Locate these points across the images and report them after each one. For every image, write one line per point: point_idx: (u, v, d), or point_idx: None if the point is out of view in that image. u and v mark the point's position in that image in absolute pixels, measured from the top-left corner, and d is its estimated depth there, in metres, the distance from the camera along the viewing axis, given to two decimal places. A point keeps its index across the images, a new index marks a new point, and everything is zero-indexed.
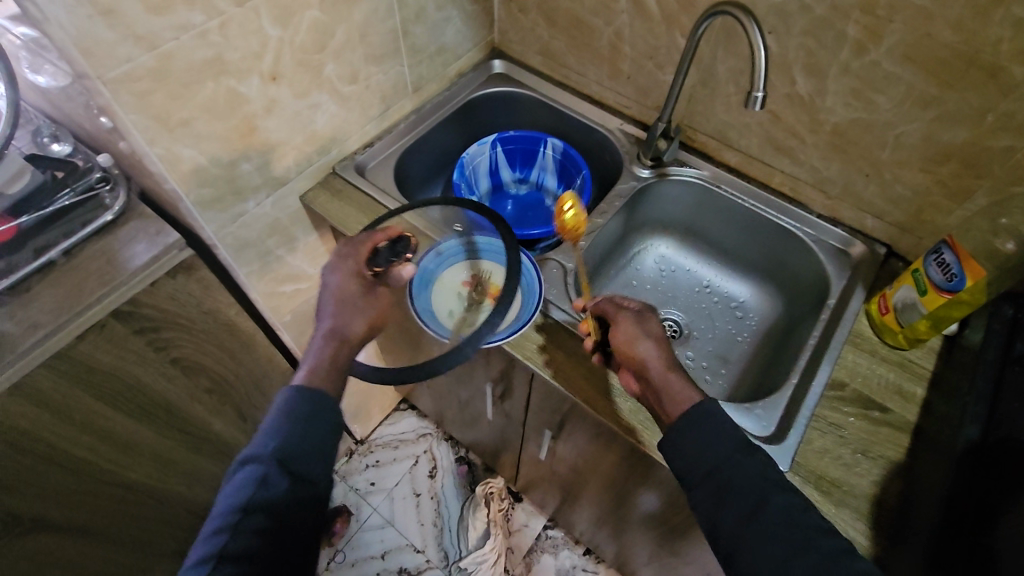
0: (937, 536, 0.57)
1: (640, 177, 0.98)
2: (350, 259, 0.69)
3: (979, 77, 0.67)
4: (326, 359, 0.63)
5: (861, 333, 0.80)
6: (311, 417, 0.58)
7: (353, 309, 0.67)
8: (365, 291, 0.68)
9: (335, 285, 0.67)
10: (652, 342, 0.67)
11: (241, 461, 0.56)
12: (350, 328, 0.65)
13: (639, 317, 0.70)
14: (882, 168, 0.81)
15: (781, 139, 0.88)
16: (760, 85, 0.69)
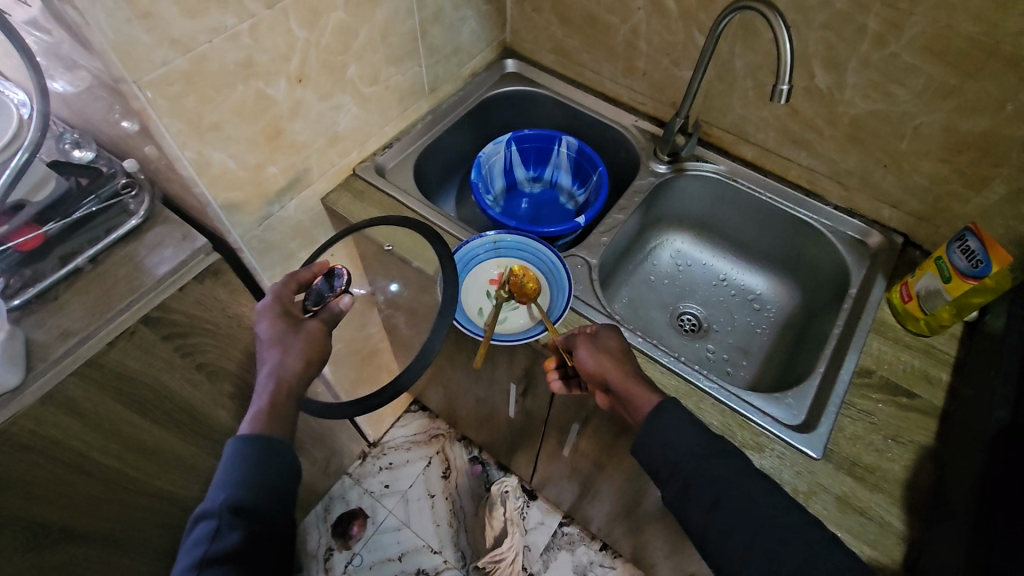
0: (975, 517, 0.58)
1: (657, 172, 0.99)
2: (274, 300, 0.69)
3: (999, 67, 0.68)
4: (267, 403, 0.61)
5: (884, 321, 0.81)
6: (259, 462, 0.58)
7: (286, 344, 0.65)
8: (296, 325, 0.67)
9: (262, 325, 0.66)
10: (608, 357, 0.70)
11: (196, 517, 0.56)
12: (285, 364, 0.63)
13: (591, 338, 0.74)
14: (900, 159, 0.83)
15: (798, 132, 0.89)
16: (786, 78, 0.70)
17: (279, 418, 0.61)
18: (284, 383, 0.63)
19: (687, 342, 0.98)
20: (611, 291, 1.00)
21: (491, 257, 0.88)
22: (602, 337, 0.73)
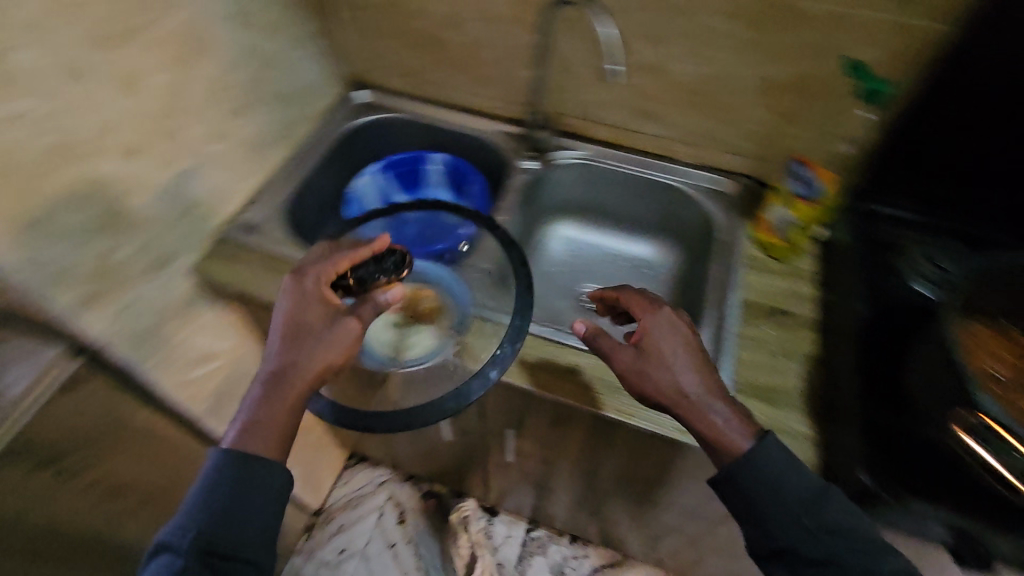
0: (868, 404, 0.68)
1: (527, 168, 1.03)
2: (313, 280, 0.67)
3: (786, 18, 0.77)
4: (275, 406, 0.60)
5: (752, 255, 0.89)
6: (236, 484, 0.56)
7: (309, 343, 0.63)
8: (329, 318, 0.65)
9: (299, 312, 0.65)
10: (672, 373, 0.63)
11: (159, 543, 0.55)
12: (304, 364, 0.62)
13: (647, 345, 0.66)
14: (732, 112, 0.90)
15: (641, 105, 0.95)
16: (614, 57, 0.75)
17: (282, 429, 0.60)
18: (300, 381, 0.61)
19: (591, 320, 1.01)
20: None
21: None
22: (662, 342, 0.65)
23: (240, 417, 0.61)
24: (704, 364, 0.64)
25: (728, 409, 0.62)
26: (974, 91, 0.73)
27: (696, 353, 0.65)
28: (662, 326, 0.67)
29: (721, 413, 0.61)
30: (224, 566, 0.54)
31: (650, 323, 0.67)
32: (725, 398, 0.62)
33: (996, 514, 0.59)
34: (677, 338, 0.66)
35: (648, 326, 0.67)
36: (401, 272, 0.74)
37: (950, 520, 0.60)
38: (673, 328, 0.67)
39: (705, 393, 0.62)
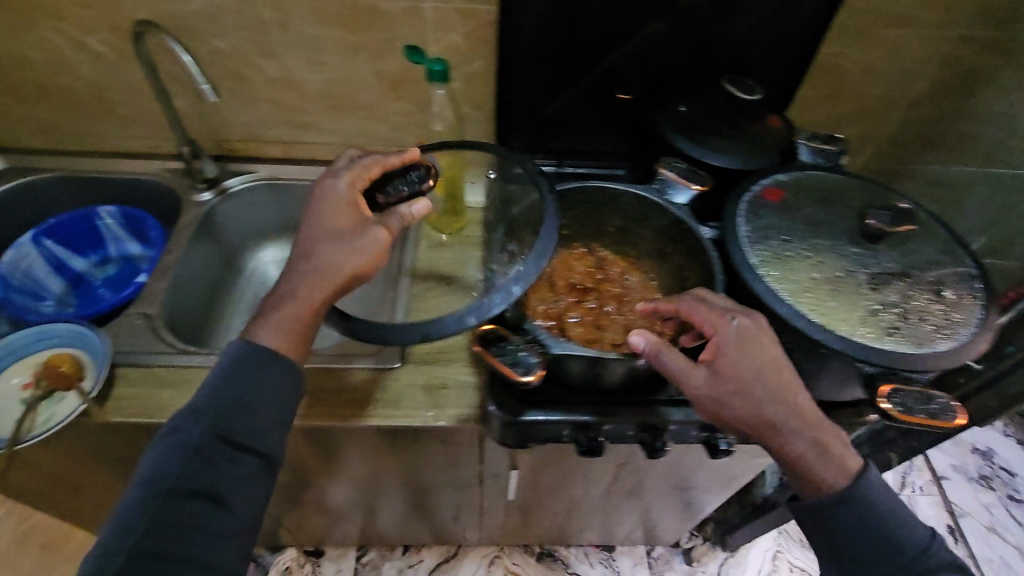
0: None
1: (203, 201, 0.99)
2: (344, 182, 0.64)
3: (369, 17, 0.84)
4: (305, 294, 0.59)
5: (426, 235, 0.96)
6: (252, 371, 0.57)
7: (340, 246, 0.60)
8: (362, 223, 0.61)
9: (324, 217, 0.61)
10: (755, 402, 0.55)
11: (176, 420, 0.56)
12: (332, 264, 0.59)
13: (725, 368, 0.56)
14: (373, 109, 0.96)
15: (292, 117, 0.98)
16: (201, 78, 0.77)
17: (298, 329, 0.59)
18: (311, 286, 0.59)
19: None
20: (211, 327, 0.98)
21: (8, 365, 0.78)
22: (740, 364, 0.56)
23: (262, 316, 0.60)
24: (798, 389, 0.56)
25: (815, 436, 0.57)
26: (533, 51, 0.87)
27: (786, 377, 0.56)
28: (741, 345, 0.56)
29: (811, 443, 0.57)
30: (232, 453, 0.55)
31: (727, 343, 0.56)
32: (815, 425, 0.56)
33: (616, 399, 0.70)
34: (771, 355, 0.56)
35: (721, 348, 0.56)
36: (425, 185, 0.66)
37: (579, 420, 0.68)
38: (756, 346, 0.56)
39: (800, 423, 0.56)
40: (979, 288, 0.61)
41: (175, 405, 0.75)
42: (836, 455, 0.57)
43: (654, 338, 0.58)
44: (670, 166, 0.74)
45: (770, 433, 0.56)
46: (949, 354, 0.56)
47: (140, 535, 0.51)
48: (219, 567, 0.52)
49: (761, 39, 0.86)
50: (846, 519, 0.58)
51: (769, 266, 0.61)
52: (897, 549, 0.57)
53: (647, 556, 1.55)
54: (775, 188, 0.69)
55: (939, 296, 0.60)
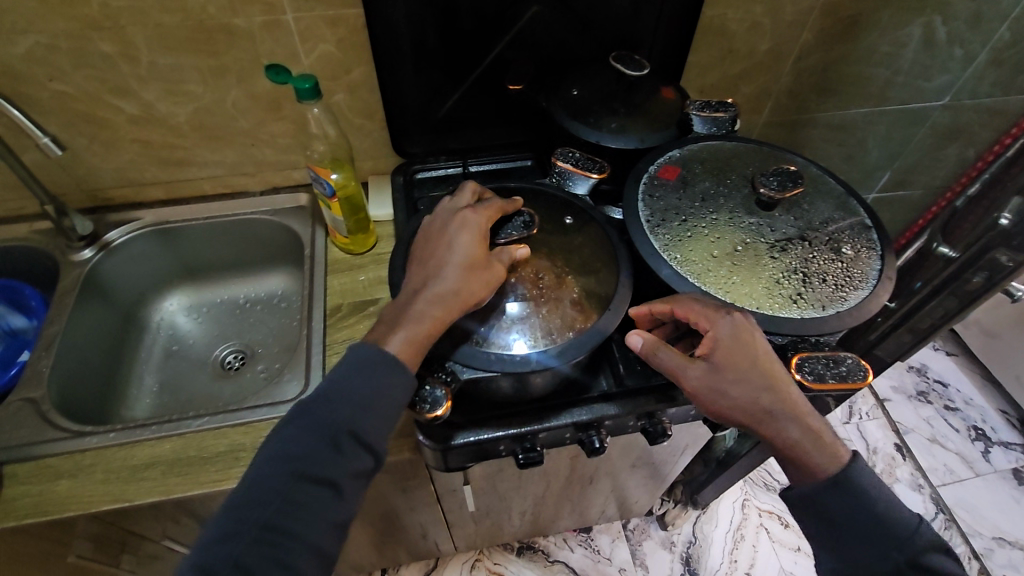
0: None
1: (84, 259, 0.90)
2: (474, 212, 0.64)
3: (225, 38, 0.77)
4: (430, 316, 0.57)
5: (336, 259, 0.91)
6: (380, 373, 0.55)
7: (466, 270, 0.59)
8: (488, 257, 0.61)
9: (453, 242, 0.61)
10: (750, 392, 0.56)
11: (303, 404, 0.54)
12: (460, 289, 0.59)
13: (721, 361, 0.57)
14: (255, 133, 0.89)
15: (168, 154, 0.89)
16: (39, 133, 0.72)
17: (420, 348, 0.57)
18: (439, 303, 0.58)
19: (233, 382, 0.94)
20: (120, 394, 0.90)
21: None
22: (739, 359, 0.56)
23: (379, 323, 0.59)
24: (788, 381, 0.57)
25: (806, 424, 0.58)
26: (413, 50, 0.81)
27: (779, 367, 0.57)
28: (738, 339, 0.56)
29: (802, 431, 0.58)
30: (350, 448, 0.53)
31: (722, 335, 0.56)
32: (804, 413, 0.58)
33: (546, 403, 0.68)
34: (765, 346, 0.57)
35: (718, 344, 0.56)
36: (530, 232, 0.66)
37: (512, 432, 0.66)
38: (749, 340, 0.56)
39: (791, 413, 0.57)
40: (872, 238, 0.65)
41: (77, 495, 0.68)
42: (827, 440, 0.59)
43: (649, 337, 0.58)
44: (565, 157, 0.74)
45: (767, 423, 0.57)
46: (851, 308, 0.59)
47: (270, 506, 0.49)
48: (325, 552, 0.50)
49: (640, 14, 0.84)
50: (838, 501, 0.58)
51: (671, 247, 0.64)
52: (893, 538, 0.57)
53: (624, 529, 1.51)
54: (671, 167, 0.71)
55: (837, 253, 0.63)
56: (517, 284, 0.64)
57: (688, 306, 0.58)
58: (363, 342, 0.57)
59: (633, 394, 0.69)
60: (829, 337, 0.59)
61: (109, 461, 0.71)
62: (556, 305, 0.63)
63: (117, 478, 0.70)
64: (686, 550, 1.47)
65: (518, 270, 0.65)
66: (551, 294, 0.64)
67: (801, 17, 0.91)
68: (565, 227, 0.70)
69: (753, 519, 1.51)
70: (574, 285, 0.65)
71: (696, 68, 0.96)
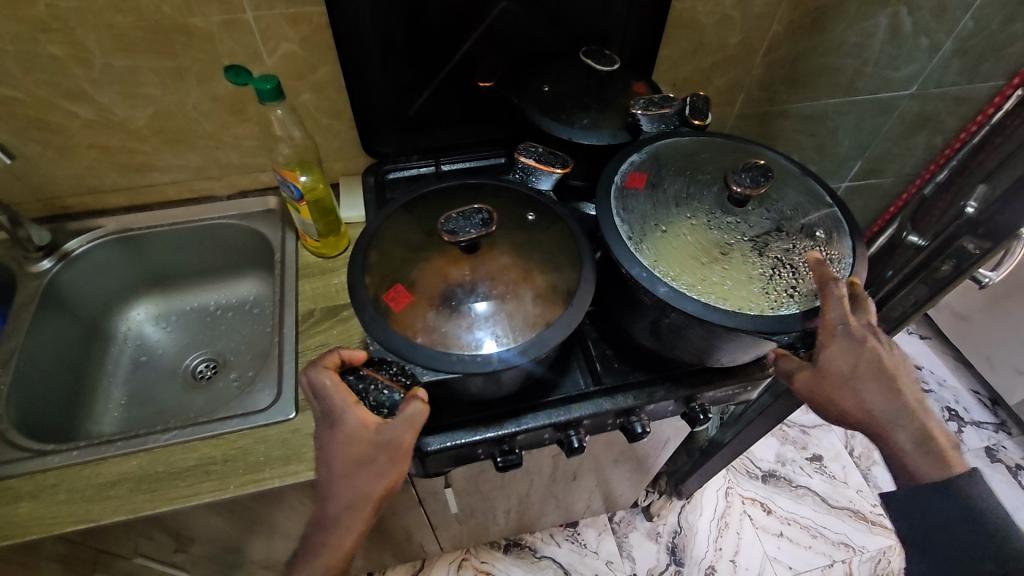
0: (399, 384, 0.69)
1: (42, 271, 0.87)
2: (335, 409, 0.57)
3: (183, 38, 0.74)
4: (344, 533, 0.59)
5: (308, 263, 0.89)
6: None
7: (359, 477, 0.57)
8: (372, 448, 0.56)
9: (330, 458, 0.57)
10: (858, 398, 0.59)
11: None
12: (365, 493, 0.58)
13: (828, 369, 0.58)
14: (219, 136, 0.86)
15: (128, 159, 0.86)
16: None
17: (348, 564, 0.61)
18: (350, 519, 0.59)
19: (205, 392, 0.92)
20: (86, 409, 0.87)
21: None
22: (845, 364, 0.58)
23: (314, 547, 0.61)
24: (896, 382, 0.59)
25: (915, 428, 0.59)
26: (380, 47, 0.79)
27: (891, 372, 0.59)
28: (847, 346, 0.57)
29: (914, 434, 0.59)
30: None
31: (836, 344, 0.58)
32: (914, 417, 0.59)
33: (524, 406, 0.68)
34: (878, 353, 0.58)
35: (824, 350, 0.58)
36: (490, 228, 0.60)
37: (490, 436, 0.65)
38: (864, 348, 0.58)
39: (898, 414, 0.59)
40: (837, 216, 0.66)
41: (38, 518, 0.66)
42: (936, 444, 0.59)
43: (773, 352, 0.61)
44: (528, 152, 0.74)
45: (874, 425, 0.60)
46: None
47: None
48: None
49: (610, 8, 0.83)
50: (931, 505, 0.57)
51: (650, 254, 0.63)
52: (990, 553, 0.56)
53: (610, 522, 1.52)
54: (638, 173, 0.69)
55: (812, 239, 0.63)
56: (478, 278, 0.62)
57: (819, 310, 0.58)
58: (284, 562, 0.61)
59: (606, 390, 0.69)
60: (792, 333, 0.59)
61: (73, 481, 0.69)
62: (526, 306, 0.62)
63: (82, 498, 0.68)
64: (672, 540, 1.48)
65: (481, 263, 0.63)
66: (512, 288, 0.62)
67: (770, 9, 0.91)
68: (525, 222, 0.68)
69: (736, 507, 1.53)
70: (535, 274, 0.64)
71: (667, 61, 0.95)
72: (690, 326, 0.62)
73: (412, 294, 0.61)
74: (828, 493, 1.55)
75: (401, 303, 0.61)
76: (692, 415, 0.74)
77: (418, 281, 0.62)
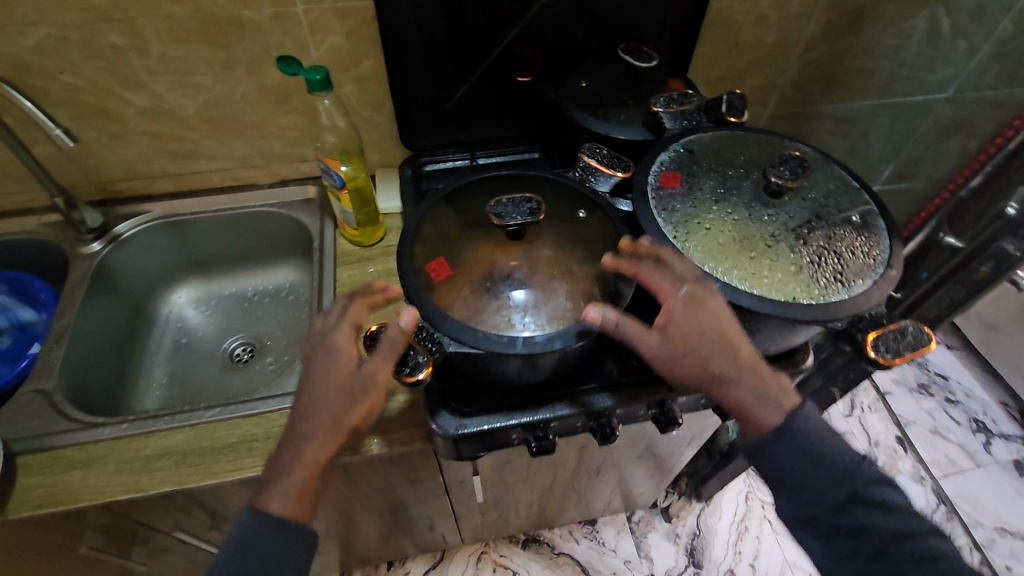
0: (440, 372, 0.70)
1: (93, 253, 0.91)
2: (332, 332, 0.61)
3: (234, 30, 0.77)
4: (306, 457, 0.58)
5: (344, 252, 0.91)
6: None
7: (333, 399, 0.58)
8: (350, 377, 0.59)
9: (315, 378, 0.59)
10: (701, 359, 0.58)
11: None
12: (336, 418, 0.58)
13: (676, 331, 0.58)
14: (264, 126, 0.89)
15: (177, 147, 0.90)
16: (50, 124, 0.71)
17: (305, 494, 0.58)
18: (314, 443, 0.58)
19: (241, 374, 0.95)
20: (129, 386, 0.91)
21: None
22: (690, 326, 0.58)
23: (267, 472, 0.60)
24: (740, 340, 0.58)
25: (754, 383, 0.59)
26: (422, 41, 0.81)
27: (734, 334, 0.58)
28: (692, 309, 0.58)
29: (754, 390, 0.59)
30: None
31: (679, 309, 0.58)
32: (756, 370, 0.59)
33: (559, 392, 0.69)
34: (721, 314, 0.58)
35: (673, 315, 0.58)
36: (537, 218, 0.61)
37: (525, 421, 0.67)
38: (704, 307, 0.58)
39: (740, 373, 0.58)
40: (867, 199, 0.67)
41: (89, 486, 0.69)
42: (774, 396, 0.60)
43: (611, 318, 0.58)
44: (592, 152, 0.73)
45: (714, 385, 0.59)
46: (882, 278, 0.60)
47: None
48: None
49: (648, 6, 0.84)
50: (784, 453, 0.59)
51: (698, 253, 0.62)
52: (836, 476, 0.58)
53: (629, 522, 1.52)
54: (671, 173, 0.69)
55: (850, 226, 0.64)
56: (517, 265, 0.63)
57: (644, 276, 0.60)
58: (253, 498, 0.59)
59: (639, 380, 0.70)
60: (845, 319, 0.59)
61: (122, 452, 0.72)
62: (563, 298, 0.62)
63: (130, 468, 0.70)
64: (690, 542, 1.47)
65: (519, 251, 0.64)
66: (550, 281, 0.63)
67: (807, 9, 0.91)
68: (578, 220, 0.68)
69: (756, 511, 1.52)
70: (571, 261, 0.65)
71: (702, 59, 0.96)
72: (748, 320, 0.62)
73: (452, 271, 0.63)
74: None
75: (441, 276, 0.63)
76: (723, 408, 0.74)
77: (462, 264, 0.64)
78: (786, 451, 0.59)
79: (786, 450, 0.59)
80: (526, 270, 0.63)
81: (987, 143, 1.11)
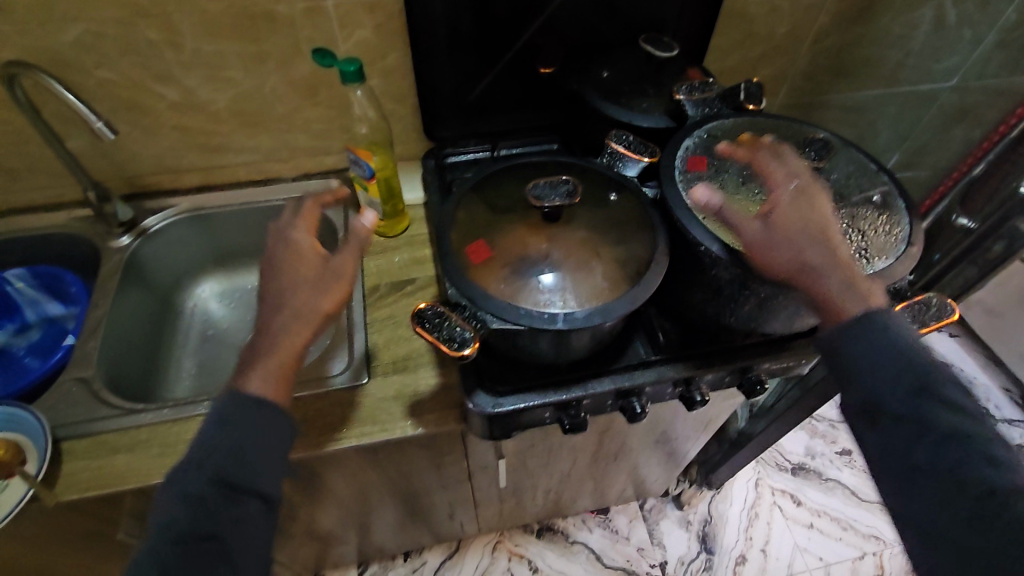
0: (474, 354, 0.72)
1: (123, 246, 0.92)
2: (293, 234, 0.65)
3: (267, 24, 0.79)
4: (283, 342, 0.59)
5: (370, 242, 0.93)
6: None
7: (305, 288, 0.61)
8: (321, 265, 0.63)
9: (281, 270, 0.62)
10: (798, 244, 0.58)
11: None
12: (309, 305, 0.60)
13: (777, 217, 0.59)
14: (291, 119, 0.91)
15: (206, 140, 0.91)
16: (93, 117, 0.72)
17: (285, 379, 0.58)
18: (290, 329, 0.59)
19: None
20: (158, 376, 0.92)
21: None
22: (791, 214, 0.59)
23: (241, 365, 0.59)
24: (838, 236, 0.59)
25: (847, 275, 0.57)
26: (448, 34, 0.83)
27: (830, 230, 0.59)
28: (796, 199, 0.60)
29: (845, 284, 0.57)
30: None
31: (785, 197, 0.60)
32: (850, 264, 0.57)
33: (590, 372, 0.71)
34: (821, 208, 0.60)
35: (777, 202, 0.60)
36: (571, 200, 0.64)
37: (559, 400, 0.69)
38: (807, 202, 0.60)
39: (836, 261, 0.57)
40: (887, 180, 0.69)
41: (133, 469, 0.71)
42: (867, 295, 0.57)
43: (716, 196, 0.60)
44: (619, 139, 0.75)
45: (806, 272, 0.57)
46: (905, 254, 0.63)
47: None
48: None
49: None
50: (862, 341, 0.55)
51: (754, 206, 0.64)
52: (918, 373, 0.54)
53: (641, 510, 1.54)
54: (698, 157, 0.71)
55: (871, 205, 0.67)
56: (551, 248, 0.65)
57: (759, 162, 0.65)
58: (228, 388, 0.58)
59: (666, 360, 0.73)
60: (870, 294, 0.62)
61: (164, 436, 0.73)
62: (598, 275, 0.65)
63: (172, 451, 0.72)
64: (702, 528, 1.50)
65: (551, 234, 0.66)
66: (584, 261, 0.65)
67: (819, 1, 0.94)
68: (607, 204, 0.71)
69: (766, 498, 1.54)
70: (602, 243, 0.67)
71: (716, 51, 0.99)
72: (776, 296, 0.64)
73: (491, 252, 0.65)
74: (859, 486, 1.56)
75: (480, 257, 0.65)
76: (747, 387, 0.76)
77: (499, 246, 0.66)
78: (867, 338, 0.55)
79: (865, 338, 0.55)
80: (559, 251, 0.65)
81: (991, 131, 1.14)
